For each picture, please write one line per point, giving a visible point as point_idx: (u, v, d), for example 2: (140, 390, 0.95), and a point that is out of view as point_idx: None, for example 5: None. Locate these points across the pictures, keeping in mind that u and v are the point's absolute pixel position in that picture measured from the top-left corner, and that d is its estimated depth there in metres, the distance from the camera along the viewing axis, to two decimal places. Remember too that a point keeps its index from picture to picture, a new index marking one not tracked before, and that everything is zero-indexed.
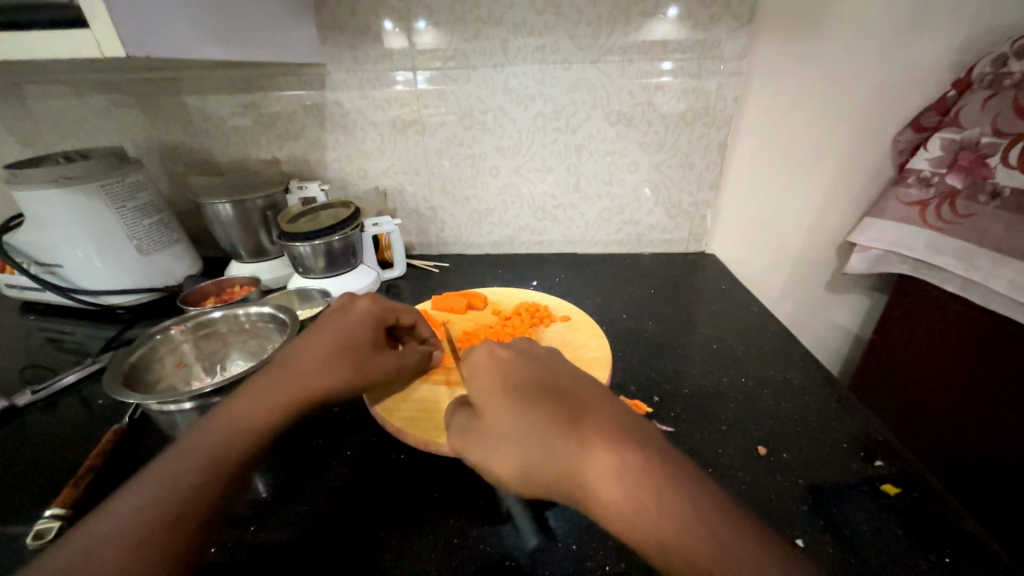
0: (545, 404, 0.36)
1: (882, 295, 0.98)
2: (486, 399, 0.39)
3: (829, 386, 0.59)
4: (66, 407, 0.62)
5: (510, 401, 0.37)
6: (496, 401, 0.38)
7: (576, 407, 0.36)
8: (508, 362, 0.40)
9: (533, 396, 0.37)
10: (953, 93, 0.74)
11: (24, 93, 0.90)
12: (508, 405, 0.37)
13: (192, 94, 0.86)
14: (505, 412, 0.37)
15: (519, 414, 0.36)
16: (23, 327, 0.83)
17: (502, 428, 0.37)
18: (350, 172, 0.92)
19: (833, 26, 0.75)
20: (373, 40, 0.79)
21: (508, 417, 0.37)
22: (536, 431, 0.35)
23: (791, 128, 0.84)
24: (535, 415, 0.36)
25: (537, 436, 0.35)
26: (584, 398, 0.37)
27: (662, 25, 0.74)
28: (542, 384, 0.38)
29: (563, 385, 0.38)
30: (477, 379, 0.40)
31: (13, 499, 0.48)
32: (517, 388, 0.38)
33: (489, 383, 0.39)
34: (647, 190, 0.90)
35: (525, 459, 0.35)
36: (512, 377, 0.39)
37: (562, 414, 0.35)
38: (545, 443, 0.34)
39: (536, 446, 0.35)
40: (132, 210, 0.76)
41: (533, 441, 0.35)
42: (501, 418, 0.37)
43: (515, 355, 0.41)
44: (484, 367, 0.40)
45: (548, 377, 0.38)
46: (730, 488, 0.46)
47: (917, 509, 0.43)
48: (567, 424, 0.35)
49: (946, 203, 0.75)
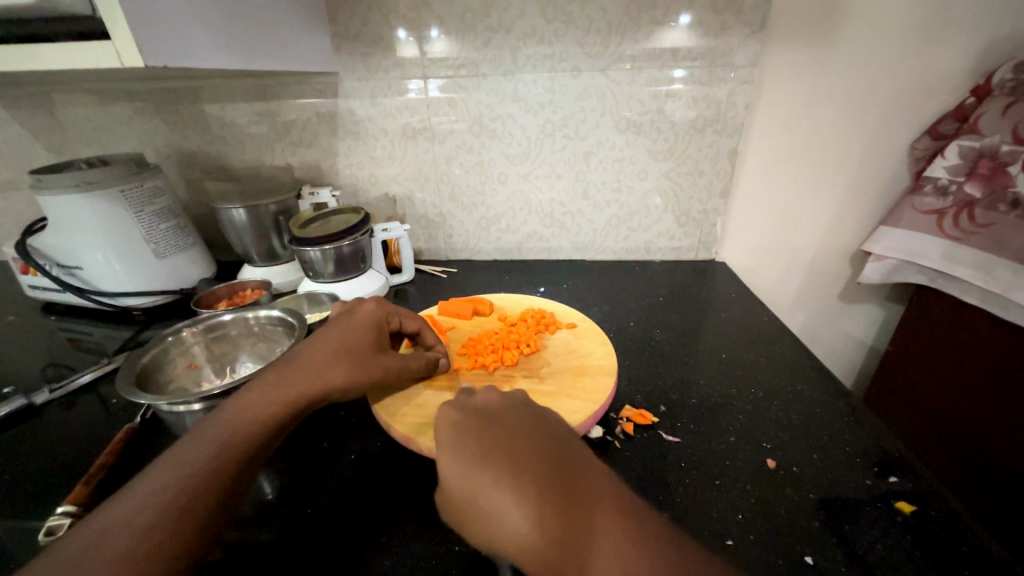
0: (512, 464, 0.35)
1: (897, 305, 0.96)
2: (449, 461, 0.37)
3: (842, 399, 0.58)
4: (81, 405, 0.63)
5: (475, 460, 0.36)
6: (461, 462, 0.36)
7: (546, 465, 0.35)
8: (474, 421, 0.40)
9: (500, 457, 0.36)
10: (972, 101, 0.73)
11: (52, 102, 0.93)
12: (474, 465, 0.36)
13: (210, 102, 0.88)
14: (470, 475, 0.35)
15: (487, 474, 0.35)
16: (45, 328, 0.86)
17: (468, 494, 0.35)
18: (361, 179, 0.93)
19: (847, 33, 0.75)
20: (385, 50, 0.80)
21: (475, 478, 0.35)
22: (504, 495, 0.34)
23: (803, 136, 0.83)
24: (504, 475, 0.35)
25: (504, 500, 0.33)
26: (554, 455, 0.36)
27: (672, 33, 0.74)
28: (510, 443, 0.37)
29: (532, 442, 0.38)
30: (444, 438, 0.39)
31: (28, 494, 0.49)
32: (484, 449, 0.37)
33: (453, 445, 0.38)
34: (656, 197, 0.89)
35: (492, 526, 0.33)
36: (481, 434, 0.38)
37: (532, 476, 0.34)
38: (514, 507, 0.33)
39: (503, 512, 0.33)
40: (150, 214, 0.78)
41: (501, 506, 0.33)
42: (466, 479, 0.35)
43: (482, 416, 0.40)
44: (450, 429, 0.39)
45: (515, 435, 0.38)
46: (738, 502, 0.45)
47: (934, 530, 0.42)
48: (537, 485, 0.34)
49: (964, 213, 0.74)
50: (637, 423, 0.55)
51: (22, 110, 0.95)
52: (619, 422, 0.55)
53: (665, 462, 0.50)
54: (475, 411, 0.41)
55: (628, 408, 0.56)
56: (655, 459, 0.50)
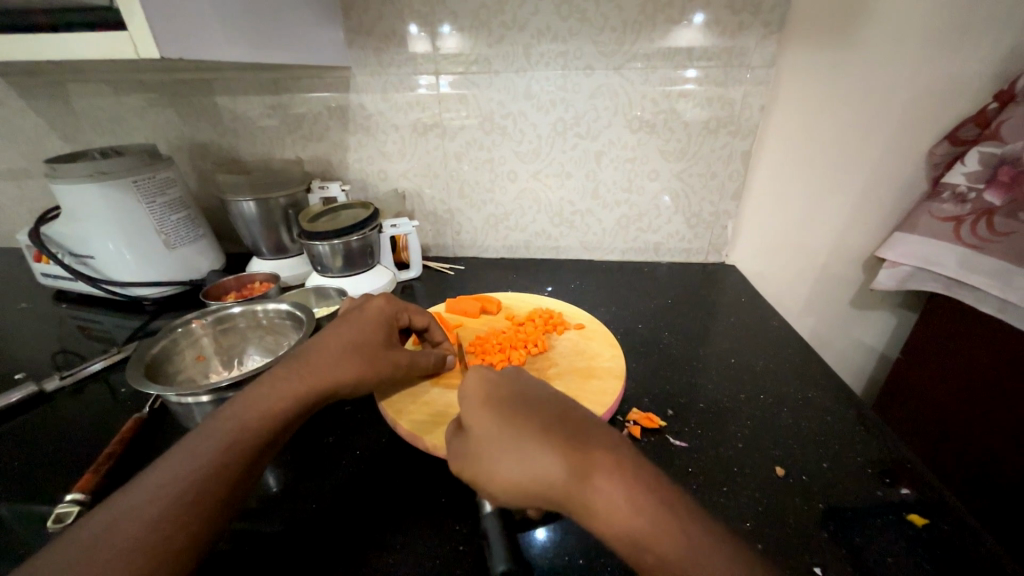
0: (532, 419, 0.36)
1: (910, 312, 0.94)
2: (472, 417, 0.38)
3: (853, 408, 0.57)
4: (92, 393, 0.64)
5: (496, 414, 0.37)
6: (485, 414, 0.37)
7: (566, 419, 0.36)
8: (495, 379, 0.40)
9: (521, 409, 0.37)
10: (995, 106, 0.70)
11: (67, 92, 0.94)
12: (498, 419, 0.36)
13: (223, 95, 0.88)
14: (493, 426, 0.36)
15: (510, 426, 0.36)
16: (57, 315, 0.86)
17: (490, 444, 0.36)
18: (371, 174, 0.93)
19: (867, 35, 0.73)
20: (397, 44, 0.80)
21: (496, 431, 0.36)
22: (524, 443, 0.34)
23: (818, 138, 0.82)
24: (524, 426, 0.35)
25: (525, 447, 0.34)
26: (574, 412, 0.37)
27: (687, 32, 0.73)
28: (529, 400, 0.38)
29: (552, 401, 0.38)
30: (466, 396, 0.39)
31: (38, 480, 0.50)
32: (506, 404, 0.37)
33: (475, 400, 0.39)
34: (667, 199, 0.88)
35: (516, 471, 0.34)
36: (501, 392, 0.39)
37: (553, 427, 0.35)
38: (535, 450, 0.33)
39: (525, 458, 0.34)
40: (162, 205, 0.79)
41: (522, 452, 0.34)
42: (489, 432, 0.36)
43: (503, 376, 0.41)
44: (473, 385, 0.40)
45: (533, 395, 0.39)
46: (745, 510, 0.45)
47: (947, 543, 0.41)
48: (558, 434, 0.34)
49: (982, 220, 0.72)
50: (644, 426, 0.54)
51: (38, 100, 0.96)
52: (626, 425, 0.55)
53: (672, 466, 0.49)
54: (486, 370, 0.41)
55: (635, 411, 0.56)
56: (662, 464, 0.50)
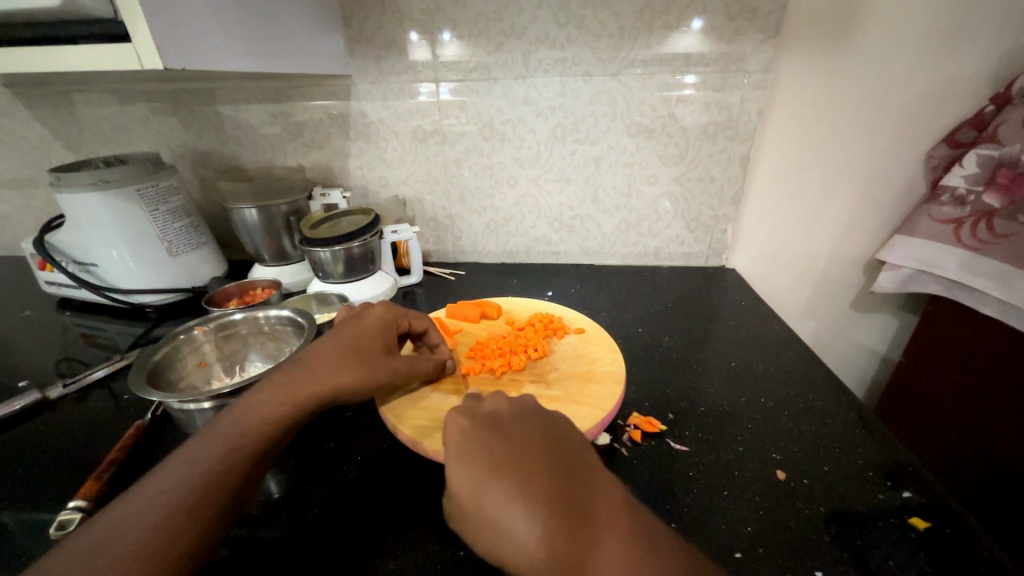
0: (517, 486, 0.35)
1: (911, 315, 0.94)
2: (456, 479, 0.37)
3: (854, 411, 0.57)
4: (95, 400, 0.64)
5: (480, 478, 0.36)
6: (471, 472, 0.37)
7: (552, 483, 0.36)
8: (479, 435, 0.40)
9: (511, 469, 0.36)
10: (992, 108, 0.71)
11: (72, 102, 0.95)
12: (489, 477, 0.36)
13: (225, 103, 0.89)
14: (477, 492, 0.36)
15: (501, 485, 0.35)
16: (60, 323, 0.87)
17: (475, 514, 0.35)
18: (372, 181, 0.94)
19: (863, 40, 0.74)
20: (398, 53, 0.81)
21: (480, 499, 0.35)
22: (510, 513, 0.34)
23: (817, 142, 0.82)
24: (509, 494, 0.35)
25: (510, 520, 0.34)
26: (560, 473, 0.37)
27: (685, 38, 0.74)
28: (514, 461, 0.37)
29: (537, 459, 0.38)
30: (450, 454, 0.39)
31: (42, 487, 0.50)
32: (490, 464, 0.37)
33: (457, 460, 0.38)
34: (667, 203, 0.89)
35: (502, 546, 0.33)
36: (485, 452, 0.38)
37: (539, 495, 0.35)
38: (522, 524, 0.33)
39: (511, 531, 0.33)
40: (165, 213, 0.79)
41: (508, 525, 0.33)
42: (474, 500, 0.36)
43: (486, 431, 0.40)
44: (457, 442, 0.40)
45: (518, 452, 0.38)
46: (746, 514, 0.44)
47: (949, 546, 0.41)
48: (544, 503, 0.34)
49: (982, 222, 0.72)
50: (644, 431, 0.54)
51: (43, 110, 0.97)
52: (626, 430, 0.55)
53: (673, 471, 0.49)
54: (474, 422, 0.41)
55: (635, 416, 0.56)
56: (663, 468, 0.50)
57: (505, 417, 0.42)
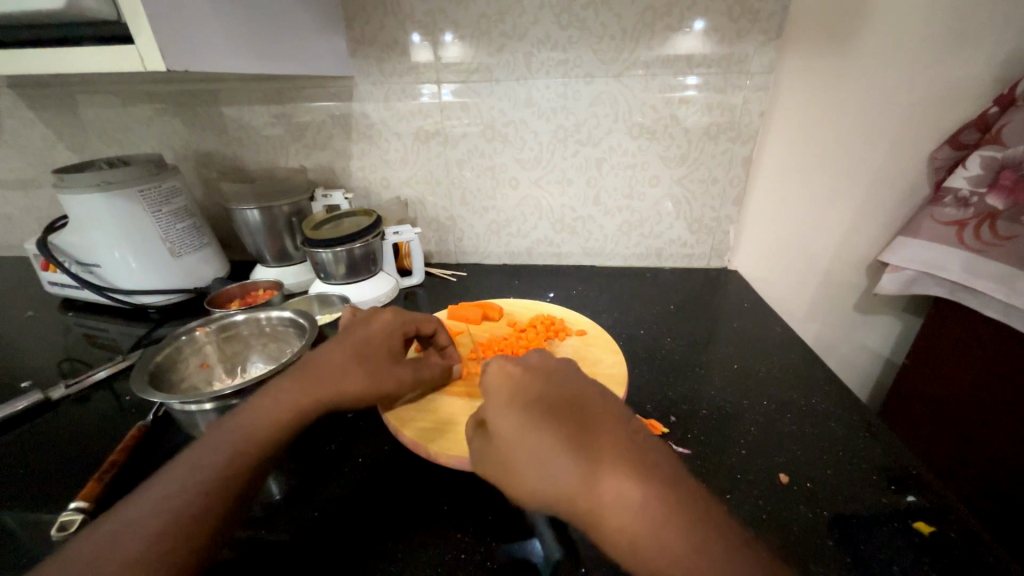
0: (556, 427, 0.35)
1: (913, 316, 0.94)
2: (494, 417, 0.38)
3: (857, 414, 0.57)
4: (97, 400, 0.64)
5: (520, 414, 0.37)
6: (507, 417, 0.37)
7: (588, 424, 0.36)
8: (519, 378, 0.39)
9: (545, 417, 0.36)
10: (995, 110, 0.70)
11: (75, 102, 0.95)
12: (521, 424, 0.36)
13: (228, 104, 0.89)
14: (515, 434, 0.36)
15: (534, 432, 0.35)
16: (63, 323, 0.87)
17: (513, 450, 0.36)
18: (373, 182, 0.94)
19: (866, 41, 0.74)
20: (400, 54, 0.81)
21: (518, 438, 0.36)
22: (544, 448, 0.34)
23: (819, 142, 0.82)
24: (547, 432, 0.35)
25: (544, 456, 0.34)
26: (598, 416, 0.37)
27: (687, 39, 0.74)
28: (552, 402, 0.37)
29: (574, 403, 0.37)
30: (490, 396, 0.39)
31: (45, 487, 0.50)
32: (527, 410, 0.37)
33: (498, 402, 0.38)
34: (669, 205, 0.89)
35: (535, 483, 0.34)
36: (525, 395, 0.38)
37: (576, 434, 0.35)
38: (557, 464, 0.34)
39: (545, 467, 0.34)
40: (168, 214, 0.80)
41: (542, 459, 0.34)
42: (510, 435, 0.36)
43: (528, 374, 0.40)
44: (498, 382, 0.39)
45: (556, 397, 0.38)
46: (748, 517, 0.44)
47: (954, 550, 0.41)
48: (582, 443, 0.34)
49: (985, 224, 0.72)
50: None
51: (46, 110, 0.97)
52: None
53: None
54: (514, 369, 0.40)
55: (637, 418, 0.56)
56: None
57: (550, 364, 0.41)
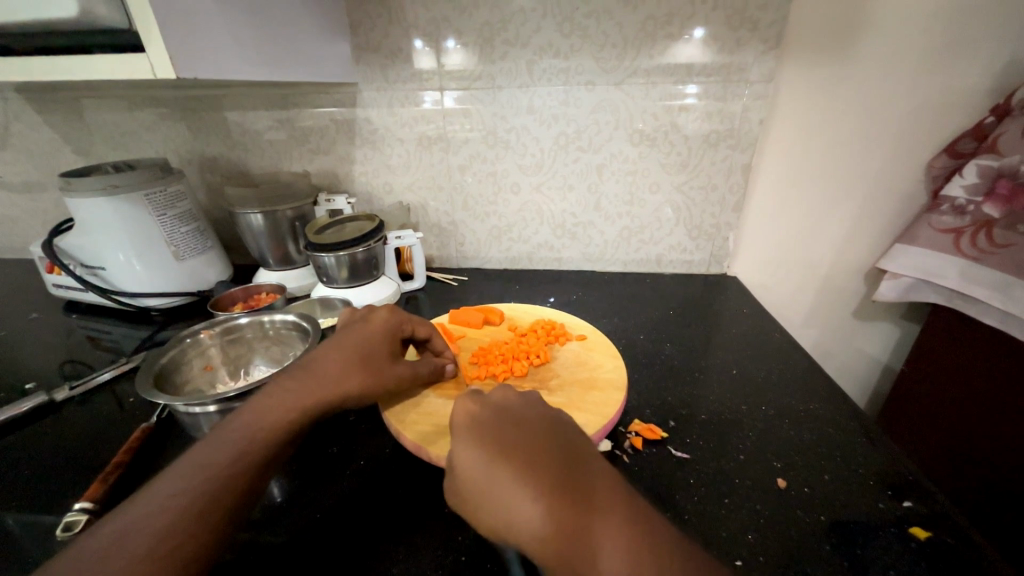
0: (528, 458, 0.36)
1: (911, 323, 0.94)
2: (465, 456, 0.37)
3: (855, 420, 0.57)
4: (101, 402, 0.65)
5: (484, 455, 0.37)
6: (475, 455, 0.37)
7: (562, 461, 0.36)
8: (486, 417, 0.40)
9: (514, 453, 0.36)
10: (992, 119, 0.71)
11: (82, 107, 0.96)
12: (491, 461, 0.36)
13: (233, 109, 0.90)
14: (485, 472, 0.36)
15: (505, 467, 0.36)
16: (66, 325, 0.88)
17: (484, 489, 0.35)
18: (376, 187, 0.95)
19: (862, 52, 0.75)
20: (403, 61, 0.82)
21: (490, 474, 0.36)
22: (517, 483, 0.34)
23: (817, 151, 0.83)
24: (516, 472, 0.35)
25: (516, 493, 0.34)
26: (568, 451, 0.37)
27: (687, 47, 0.75)
28: (520, 439, 0.38)
29: (543, 439, 0.38)
30: (457, 436, 0.39)
31: (50, 488, 0.51)
32: (498, 447, 0.37)
33: (468, 441, 0.38)
34: (668, 210, 0.89)
35: (506, 517, 0.34)
36: (493, 433, 0.38)
37: (545, 472, 0.35)
38: (528, 500, 0.33)
39: (517, 507, 0.34)
40: (173, 217, 0.80)
41: (512, 500, 0.34)
42: (482, 475, 0.36)
43: (490, 411, 0.40)
44: (464, 422, 0.40)
45: (523, 434, 0.38)
46: (747, 521, 0.45)
47: (948, 555, 0.41)
48: (551, 480, 0.34)
49: (982, 232, 0.73)
50: (645, 438, 0.54)
51: (53, 115, 0.99)
52: (628, 436, 0.55)
53: (675, 479, 0.49)
54: (486, 407, 0.41)
55: (637, 423, 0.56)
56: (664, 476, 0.50)
57: (509, 400, 0.42)
